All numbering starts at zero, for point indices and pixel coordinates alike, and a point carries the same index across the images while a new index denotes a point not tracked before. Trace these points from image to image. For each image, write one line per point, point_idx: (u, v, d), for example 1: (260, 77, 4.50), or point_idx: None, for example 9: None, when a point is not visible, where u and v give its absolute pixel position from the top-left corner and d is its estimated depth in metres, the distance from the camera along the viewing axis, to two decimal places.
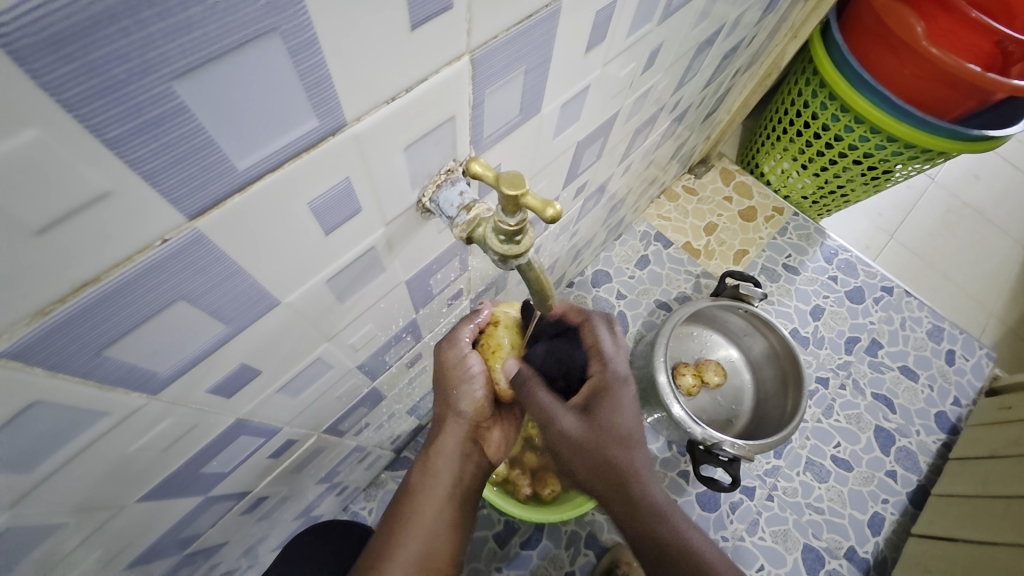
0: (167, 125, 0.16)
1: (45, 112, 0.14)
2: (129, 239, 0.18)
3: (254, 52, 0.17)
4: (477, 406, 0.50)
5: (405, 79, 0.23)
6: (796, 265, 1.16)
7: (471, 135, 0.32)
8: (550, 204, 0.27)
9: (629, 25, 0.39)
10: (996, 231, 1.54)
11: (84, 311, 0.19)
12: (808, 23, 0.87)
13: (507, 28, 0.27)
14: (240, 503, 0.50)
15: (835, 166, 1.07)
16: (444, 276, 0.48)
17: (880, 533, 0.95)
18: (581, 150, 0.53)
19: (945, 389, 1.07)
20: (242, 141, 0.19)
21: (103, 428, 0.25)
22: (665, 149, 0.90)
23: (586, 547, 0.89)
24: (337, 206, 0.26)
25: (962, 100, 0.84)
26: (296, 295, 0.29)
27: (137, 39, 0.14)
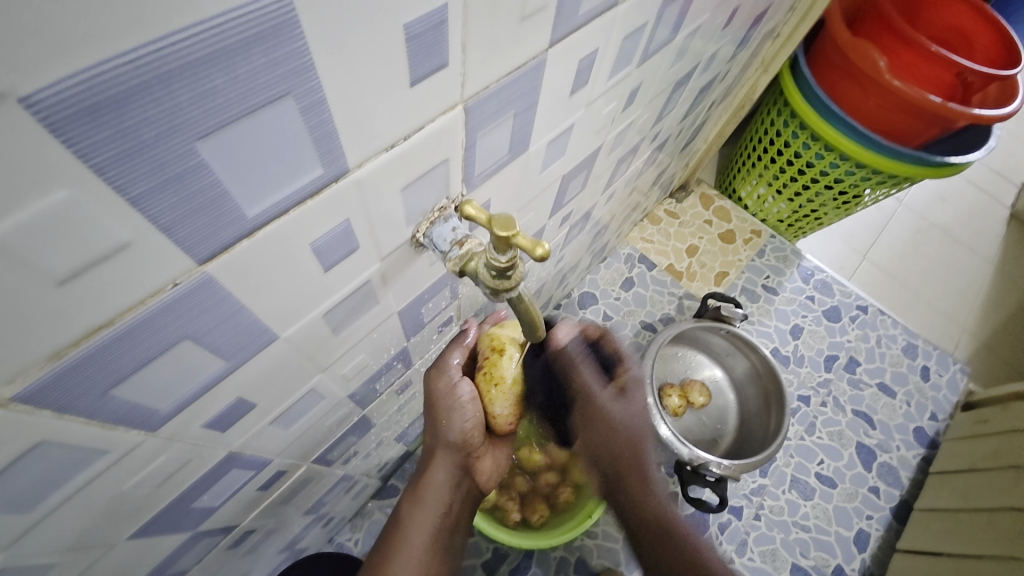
0: (188, 180, 0.18)
1: (77, 174, 0.15)
2: (143, 284, 0.19)
3: (269, 112, 0.18)
4: (467, 435, 0.50)
5: (403, 128, 0.25)
6: (775, 285, 1.20)
7: (463, 174, 0.33)
8: (540, 244, 0.28)
9: (611, 68, 0.42)
10: (961, 251, 1.61)
11: (95, 354, 0.20)
12: (777, 59, 0.93)
13: (498, 78, 0.29)
14: (228, 537, 0.49)
15: (808, 191, 1.12)
16: (436, 305, 0.49)
17: (866, 549, 0.97)
18: (567, 181, 0.56)
19: (920, 405, 1.11)
20: (253, 191, 0.20)
21: (101, 465, 0.26)
22: (647, 175, 0.93)
23: (576, 574, 0.88)
24: (336, 245, 0.27)
25: (926, 127, 0.90)
26: (294, 328, 0.30)
27: (166, 107, 0.15)
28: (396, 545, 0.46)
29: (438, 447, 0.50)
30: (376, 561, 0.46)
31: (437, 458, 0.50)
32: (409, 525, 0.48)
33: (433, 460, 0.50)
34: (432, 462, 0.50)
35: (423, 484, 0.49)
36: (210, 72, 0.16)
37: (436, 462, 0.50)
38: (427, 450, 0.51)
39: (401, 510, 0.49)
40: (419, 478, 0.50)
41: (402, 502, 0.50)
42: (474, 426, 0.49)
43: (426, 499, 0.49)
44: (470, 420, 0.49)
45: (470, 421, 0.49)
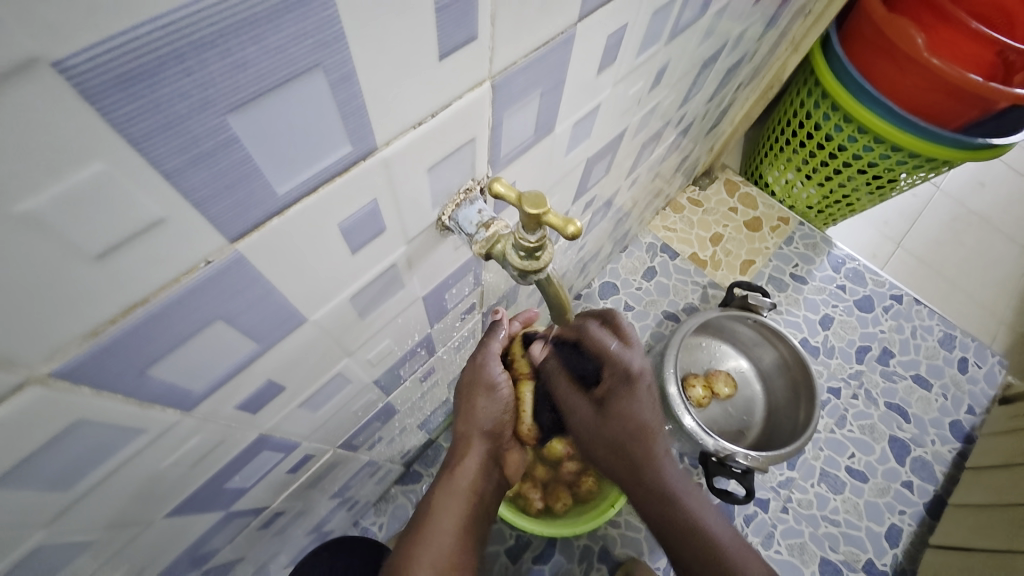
0: (219, 155, 0.17)
1: (111, 146, 0.15)
2: (177, 262, 0.19)
3: (300, 86, 0.18)
4: (502, 422, 0.51)
5: (431, 105, 0.24)
6: (803, 274, 1.16)
7: (489, 155, 0.33)
8: (571, 221, 0.27)
9: (638, 46, 0.41)
10: (1004, 238, 1.54)
11: (131, 332, 0.20)
12: (808, 37, 0.89)
13: (526, 54, 0.28)
14: (258, 518, 0.51)
15: (840, 175, 1.08)
16: (459, 291, 0.48)
17: (898, 545, 0.93)
18: (590, 166, 0.54)
19: (959, 398, 1.06)
20: (283, 169, 0.20)
21: (138, 444, 0.26)
22: (670, 161, 0.91)
23: (599, 561, 0.88)
24: (363, 227, 0.27)
25: (964, 109, 0.85)
26: (322, 311, 0.30)
27: (198, 78, 0.15)
28: (426, 529, 0.45)
29: (473, 434, 0.50)
30: (406, 541, 0.45)
31: (472, 447, 0.49)
32: (439, 510, 0.46)
33: (466, 450, 0.50)
34: (466, 451, 0.49)
35: (456, 472, 0.49)
36: (241, 41, 0.15)
37: (469, 449, 0.50)
38: (460, 438, 0.50)
39: (429, 495, 0.49)
40: (454, 465, 0.49)
41: (432, 488, 0.50)
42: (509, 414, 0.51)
43: (456, 489, 0.48)
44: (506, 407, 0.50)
45: (507, 408, 0.50)
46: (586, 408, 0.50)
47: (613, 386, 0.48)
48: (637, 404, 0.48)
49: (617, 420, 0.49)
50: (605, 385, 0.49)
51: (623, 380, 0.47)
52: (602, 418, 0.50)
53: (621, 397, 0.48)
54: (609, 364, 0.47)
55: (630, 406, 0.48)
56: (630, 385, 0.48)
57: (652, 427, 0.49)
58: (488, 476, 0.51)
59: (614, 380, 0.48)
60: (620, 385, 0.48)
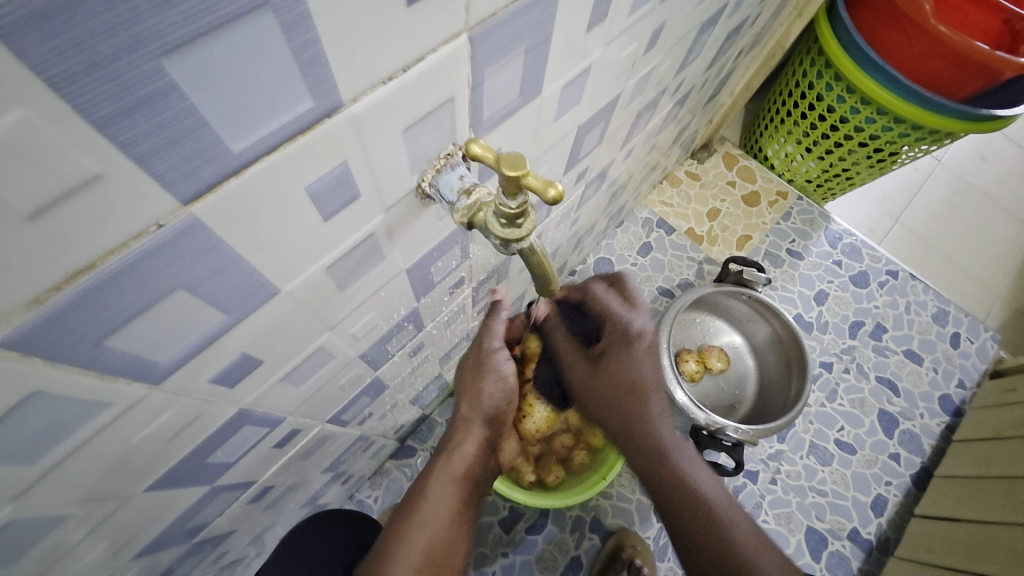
0: (158, 105, 0.16)
1: (29, 91, 0.13)
2: (123, 226, 0.18)
3: (247, 27, 0.16)
4: (500, 404, 0.51)
5: (402, 58, 0.23)
6: (800, 249, 1.15)
7: (470, 118, 0.31)
8: (552, 184, 0.26)
9: (631, 3, 0.38)
10: (1002, 213, 1.52)
11: (81, 300, 0.19)
12: (813, 1, 0.86)
13: (506, 4, 0.26)
14: (247, 492, 0.51)
15: (840, 148, 1.05)
16: (446, 265, 0.47)
17: (883, 514, 0.95)
18: (582, 134, 0.53)
19: (949, 372, 1.07)
20: (235, 123, 0.18)
21: (105, 418, 0.25)
22: (667, 133, 0.88)
23: (590, 532, 0.90)
24: (333, 193, 0.26)
25: (970, 79, 0.83)
26: (296, 282, 0.29)
27: (122, 12, 0.13)
28: (420, 509, 0.46)
29: (474, 418, 0.50)
30: (401, 516, 0.46)
31: (468, 429, 0.50)
32: (433, 493, 0.47)
33: (465, 431, 0.50)
34: (465, 434, 0.50)
35: (455, 453, 0.49)
36: None
37: (468, 432, 0.50)
38: (456, 419, 0.51)
39: (424, 476, 0.49)
40: (449, 446, 0.49)
41: (426, 469, 0.49)
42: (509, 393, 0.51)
43: (452, 471, 0.48)
44: (504, 386, 0.51)
45: (507, 388, 0.51)
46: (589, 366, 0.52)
47: (609, 345, 0.51)
48: (631, 363, 0.51)
49: (613, 377, 0.52)
50: (606, 342, 0.52)
51: (622, 338, 0.51)
52: (598, 373, 0.52)
53: (615, 356, 0.51)
54: (608, 324, 0.51)
55: (625, 366, 0.51)
56: (628, 344, 0.51)
57: (645, 387, 0.52)
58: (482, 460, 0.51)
59: (614, 338, 0.51)
60: (618, 343, 0.51)
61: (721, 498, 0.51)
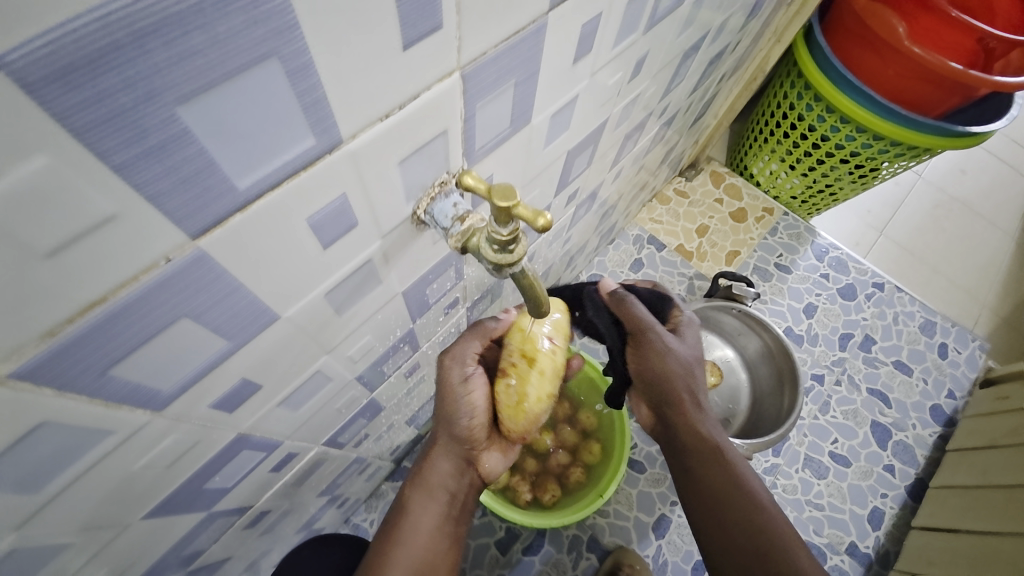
0: (172, 148, 0.17)
1: (55, 140, 0.14)
2: (133, 260, 0.19)
3: (253, 75, 0.18)
4: (473, 429, 0.49)
5: (398, 96, 0.24)
6: (788, 263, 1.18)
7: (463, 148, 0.32)
8: (541, 215, 0.27)
9: (616, 36, 0.41)
10: (984, 225, 1.57)
11: (91, 331, 0.20)
12: (791, 27, 0.90)
13: (496, 43, 0.27)
14: (243, 518, 0.50)
15: (822, 166, 1.09)
16: (441, 286, 0.48)
17: (881, 527, 0.96)
18: (572, 157, 0.54)
19: (938, 382, 1.09)
20: (242, 161, 0.19)
21: (108, 446, 0.26)
22: (654, 153, 0.91)
23: (589, 551, 0.89)
24: (333, 222, 0.27)
25: (946, 97, 0.87)
26: (295, 309, 0.30)
27: (142, 67, 0.15)
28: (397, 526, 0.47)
29: (443, 436, 0.51)
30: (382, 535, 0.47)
31: (439, 447, 0.50)
32: (411, 510, 0.48)
33: (437, 446, 0.51)
34: (436, 449, 0.51)
35: (427, 471, 0.49)
36: (187, 30, 0.15)
37: (439, 451, 0.50)
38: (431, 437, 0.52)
39: (403, 496, 0.50)
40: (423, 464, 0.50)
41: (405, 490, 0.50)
42: (479, 418, 0.49)
43: (429, 487, 0.49)
44: (474, 412, 0.49)
45: (476, 414, 0.49)
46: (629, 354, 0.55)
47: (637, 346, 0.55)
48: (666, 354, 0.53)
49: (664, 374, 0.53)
50: (637, 336, 0.55)
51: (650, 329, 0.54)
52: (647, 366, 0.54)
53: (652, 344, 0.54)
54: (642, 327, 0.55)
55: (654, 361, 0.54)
56: (662, 337, 0.55)
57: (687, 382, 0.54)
58: (462, 476, 0.51)
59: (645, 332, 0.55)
60: (661, 333, 0.55)
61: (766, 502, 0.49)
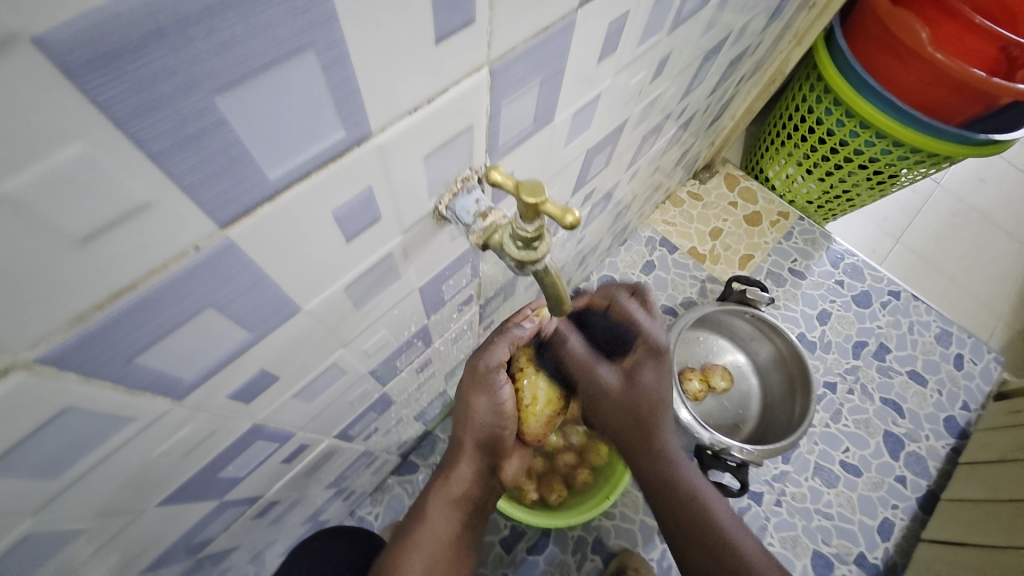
0: (207, 137, 0.17)
1: (95, 126, 0.14)
2: (163, 249, 0.19)
3: (290, 66, 0.17)
4: (498, 436, 0.49)
5: (428, 90, 0.24)
6: (802, 269, 1.16)
7: (487, 144, 0.32)
8: (569, 211, 0.27)
9: (641, 35, 0.40)
10: (1004, 236, 1.54)
11: (119, 319, 0.20)
12: (813, 29, 0.88)
13: (526, 39, 0.27)
14: (252, 508, 0.51)
15: (841, 171, 1.07)
16: (456, 283, 0.48)
17: (890, 539, 0.94)
18: (590, 157, 0.54)
19: (953, 394, 1.07)
20: (274, 153, 0.19)
21: (128, 433, 0.26)
22: (671, 154, 0.90)
23: (593, 553, 0.89)
24: (357, 215, 0.27)
25: (967, 105, 0.85)
26: (316, 301, 0.30)
27: (183, 56, 0.15)
28: (416, 532, 0.47)
29: (467, 442, 0.49)
30: (399, 538, 0.48)
31: (464, 455, 0.49)
32: (431, 516, 0.48)
33: (462, 455, 0.50)
34: (460, 457, 0.50)
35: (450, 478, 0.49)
36: (229, 17, 0.15)
37: (463, 457, 0.50)
38: (455, 445, 0.50)
39: (423, 499, 0.50)
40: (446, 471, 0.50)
41: (425, 493, 0.50)
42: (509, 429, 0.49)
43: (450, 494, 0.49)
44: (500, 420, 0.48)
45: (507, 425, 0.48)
46: (612, 376, 0.50)
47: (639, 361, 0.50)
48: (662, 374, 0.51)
49: (640, 395, 0.50)
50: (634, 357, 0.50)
51: (653, 354, 0.50)
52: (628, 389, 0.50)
53: (647, 370, 0.50)
54: (642, 336, 0.50)
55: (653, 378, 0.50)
56: (658, 357, 0.50)
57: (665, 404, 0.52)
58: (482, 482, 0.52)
59: (645, 352, 0.50)
60: (649, 359, 0.50)
61: (730, 519, 0.54)
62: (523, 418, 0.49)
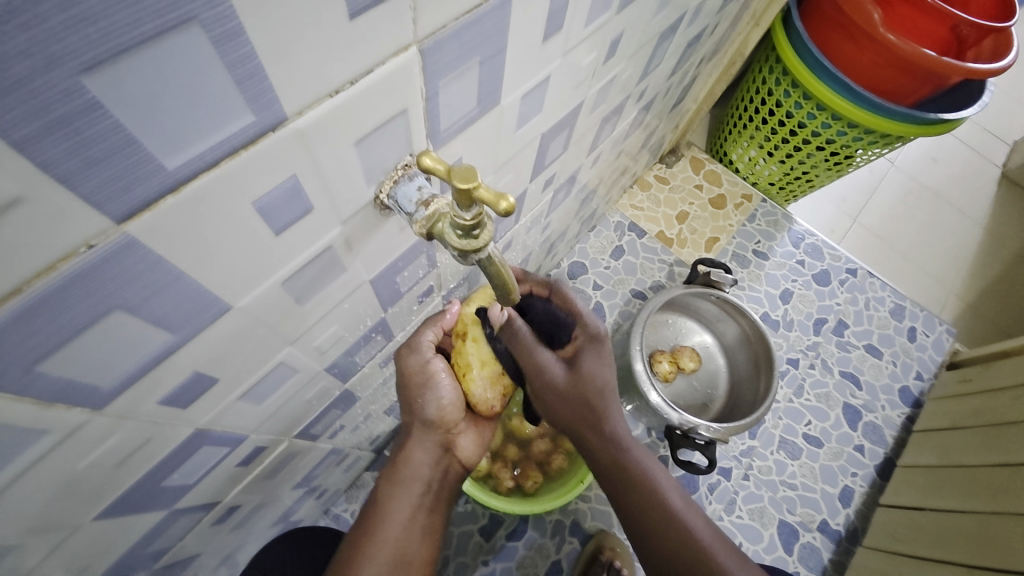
0: (80, 122, 0.15)
1: None
2: (50, 248, 0.17)
3: (175, 42, 0.16)
4: (443, 412, 0.49)
5: (349, 71, 0.23)
6: (766, 250, 1.19)
7: (426, 129, 0.31)
8: (504, 197, 0.26)
9: (588, 15, 0.39)
10: (954, 212, 1.61)
11: (6, 326, 0.18)
12: (769, 11, 0.89)
13: (456, 17, 0.26)
14: (211, 513, 0.49)
15: (800, 153, 1.10)
16: (412, 274, 0.47)
17: (850, 505, 0.99)
18: (547, 142, 0.53)
19: (907, 365, 1.12)
20: (169, 140, 0.18)
21: (44, 446, 0.24)
22: (634, 138, 0.91)
23: (571, 536, 0.90)
24: (284, 206, 0.25)
25: (918, 87, 0.88)
26: (249, 298, 0.28)
27: (35, 32, 0.13)
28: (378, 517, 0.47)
29: (415, 425, 0.50)
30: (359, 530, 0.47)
31: (414, 436, 0.50)
32: (385, 503, 0.48)
33: (412, 436, 0.50)
34: (410, 440, 0.50)
35: (401, 462, 0.49)
36: None
37: (414, 438, 0.50)
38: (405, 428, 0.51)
39: (384, 488, 0.49)
40: (398, 456, 0.50)
41: (382, 481, 0.49)
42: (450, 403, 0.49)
43: (407, 479, 0.49)
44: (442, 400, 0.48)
45: (445, 398, 0.48)
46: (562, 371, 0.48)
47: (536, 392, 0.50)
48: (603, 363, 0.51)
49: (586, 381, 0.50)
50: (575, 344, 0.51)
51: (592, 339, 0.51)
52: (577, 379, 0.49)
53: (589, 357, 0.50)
54: (534, 377, 0.47)
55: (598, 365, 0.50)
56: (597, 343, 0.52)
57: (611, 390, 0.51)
58: (438, 464, 0.51)
59: (585, 339, 0.51)
60: (589, 345, 0.51)
61: (682, 502, 0.54)
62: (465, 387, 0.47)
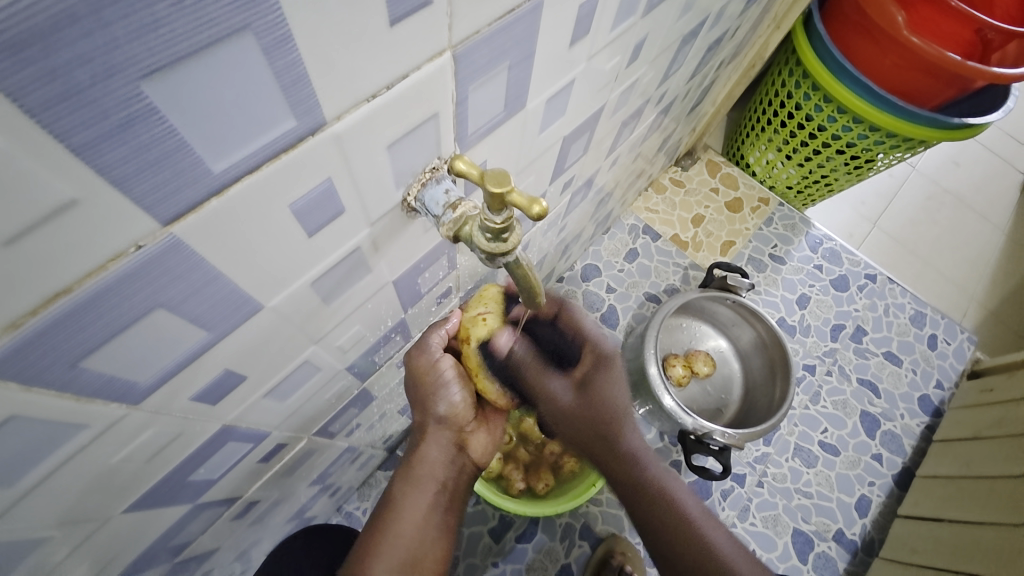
0: (137, 128, 0.16)
1: (5, 117, 0.13)
2: (101, 248, 0.18)
3: (227, 49, 0.16)
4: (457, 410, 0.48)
5: (386, 76, 0.23)
6: (782, 254, 1.17)
7: (455, 132, 0.31)
8: (536, 201, 0.26)
9: (614, 19, 0.39)
10: (977, 217, 1.57)
11: (57, 323, 0.19)
12: (791, 14, 0.88)
13: (489, 22, 0.26)
14: (232, 508, 0.50)
15: (819, 156, 1.08)
16: (433, 275, 0.47)
17: (867, 515, 0.97)
18: (567, 145, 0.53)
19: (927, 373, 1.10)
20: (216, 145, 0.18)
21: (84, 439, 0.25)
22: (652, 141, 0.90)
23: (580, 539, 0.90)
24: (318, 208, 0.26)
25: (941, 89, 0.86)
26: (279, 298, 0.29)
27: (101, 39, 0.13)
28: (390, 515, 0.47)
29: (428, 424, 0.49)
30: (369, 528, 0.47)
31: (429, 435, 0.49)
32: (398, 503, 0.47)
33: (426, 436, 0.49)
34: (424, 439, 0.49)
35: (416, 462, 0.48)
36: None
37: (427, 438, 0.49)
38: (418, 428, 0.50)
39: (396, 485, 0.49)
40: (412, 454, 0.49)
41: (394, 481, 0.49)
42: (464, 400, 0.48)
43: (420, 478, 0.49)
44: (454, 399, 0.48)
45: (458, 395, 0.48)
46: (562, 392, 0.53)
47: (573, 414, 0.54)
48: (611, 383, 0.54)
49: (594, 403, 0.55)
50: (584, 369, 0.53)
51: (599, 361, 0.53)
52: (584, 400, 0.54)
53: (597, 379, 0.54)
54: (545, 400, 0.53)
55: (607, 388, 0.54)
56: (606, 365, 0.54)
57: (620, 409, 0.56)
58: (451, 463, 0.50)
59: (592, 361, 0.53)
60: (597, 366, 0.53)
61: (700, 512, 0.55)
62: (480, 388, 0.47)
